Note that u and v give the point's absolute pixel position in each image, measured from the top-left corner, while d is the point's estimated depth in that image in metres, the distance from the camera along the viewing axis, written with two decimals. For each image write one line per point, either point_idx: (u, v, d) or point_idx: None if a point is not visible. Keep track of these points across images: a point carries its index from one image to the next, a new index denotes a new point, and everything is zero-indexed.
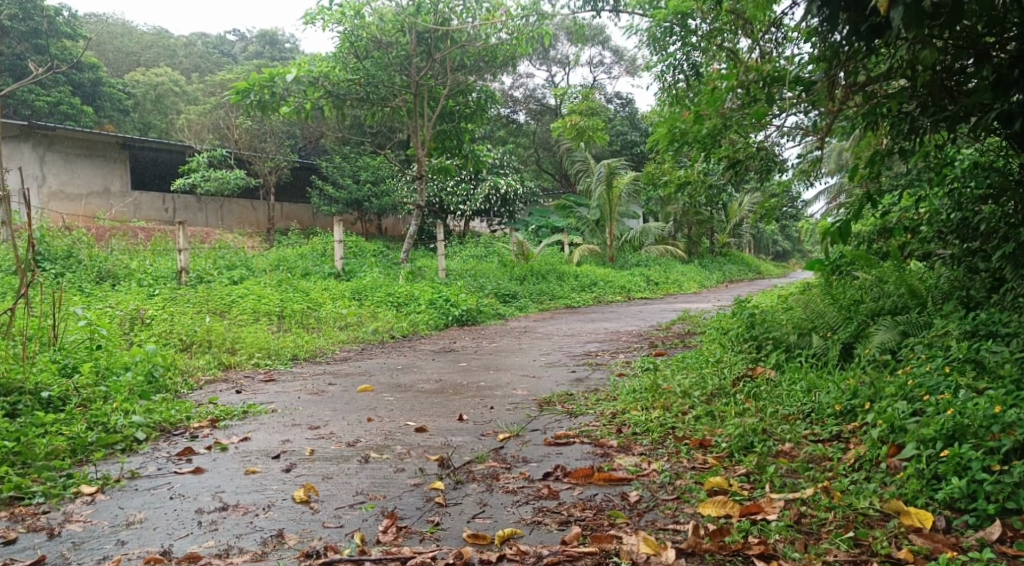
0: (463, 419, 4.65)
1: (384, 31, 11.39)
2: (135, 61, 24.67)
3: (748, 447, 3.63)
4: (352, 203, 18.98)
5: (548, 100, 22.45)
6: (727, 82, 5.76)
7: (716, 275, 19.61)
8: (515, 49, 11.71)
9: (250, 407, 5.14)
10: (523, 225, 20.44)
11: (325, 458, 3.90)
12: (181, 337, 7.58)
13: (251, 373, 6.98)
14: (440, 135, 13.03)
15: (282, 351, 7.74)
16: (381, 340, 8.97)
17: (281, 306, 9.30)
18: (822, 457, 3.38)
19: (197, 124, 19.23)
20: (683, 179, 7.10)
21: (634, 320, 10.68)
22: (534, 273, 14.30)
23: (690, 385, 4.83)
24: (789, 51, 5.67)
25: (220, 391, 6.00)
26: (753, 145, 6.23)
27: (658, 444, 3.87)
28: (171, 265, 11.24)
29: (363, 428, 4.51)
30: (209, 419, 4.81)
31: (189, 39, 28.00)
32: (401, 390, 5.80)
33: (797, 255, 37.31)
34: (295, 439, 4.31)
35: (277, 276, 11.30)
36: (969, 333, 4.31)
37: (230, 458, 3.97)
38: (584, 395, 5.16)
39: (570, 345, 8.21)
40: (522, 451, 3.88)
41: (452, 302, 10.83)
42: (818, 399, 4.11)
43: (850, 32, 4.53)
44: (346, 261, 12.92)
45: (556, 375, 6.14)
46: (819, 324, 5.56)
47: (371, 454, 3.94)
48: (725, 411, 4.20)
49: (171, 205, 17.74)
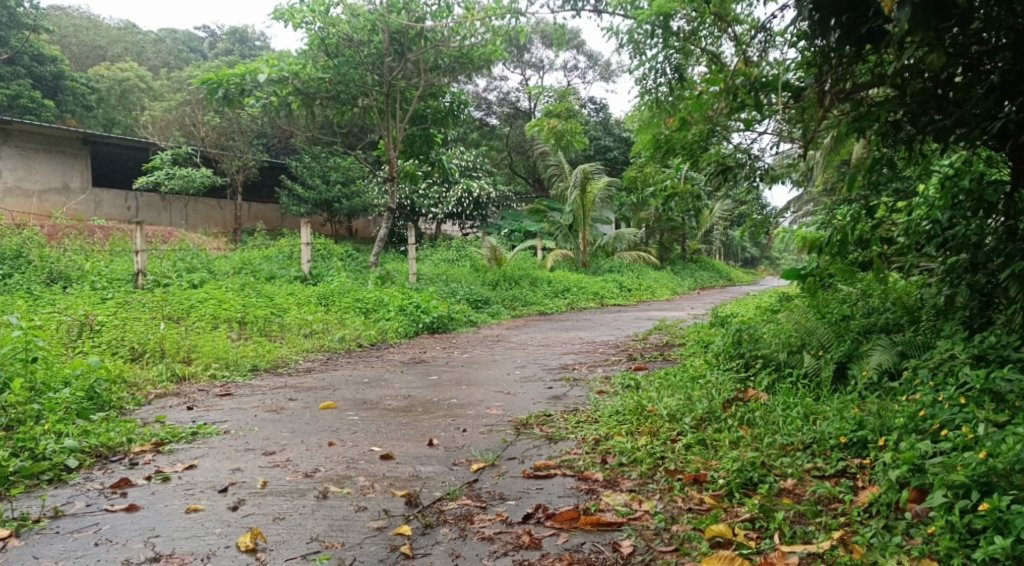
0: (434, 444, 4.27)
1: (356, 29, 10.90)
2: (102, 56, 23.84)
3: (747, 484, 3.32)
4: (321, 203, 18.55)
5: (521, 103, 21.99)
6: (714, 86, 5.39)
7: (688, 283, 19.40)
8: (491, 51, 11.36)
9: (200, 428, 4.69)
10: (495, 228, 20.10)
11: (277, 493, 3.49)
12: (132, 345, 7.11)
13: (206, 386, 6.51)
14: (410, 138, 12.69)
15: (241, 361, 7.27)
16: (347, 349, 8.53)
17: (242, 312, 8.82)
18: (830, 498, 3.10)
19: (161, 120, 18.44)
20: (669, 190, 6.67)
21: (609, 329, 10.34)
22: (507, 279, 13.92)
23: (678, 407, 4.48)
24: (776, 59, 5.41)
25: (170, 407, 5.55)
26: (725, 151, 5.87)
27: (648, 478, 3.53)
28: (127, 266, 10.70)
29: (322, 455, 4.09)
30: (152, 442, 4.36)
31: (157, 35, 27.25)
32: (367, 408, 5.41)
33: (766, 262, 37.23)
34: (246, 468, 3.88)
35: (240, 279, 10.79)
36: (974, 359, 4.01)
37: (169, 492, 3.54)
38: (563, 417, 4.79)
39: (546, 357, 7.84)
40: (498, 486, 3.51)
41: (423, 308, 10.40)
42: (819, 427, 3.79)
43: (843, 36, 4.29)
44: (313, 264, 12.44)
45: (532, 392, 5.79)
46: (810, 341, 5.25)
47: (330, 487, 3.55)
48: (719, 440, 3.86)
49: (134, 202, 17.08)
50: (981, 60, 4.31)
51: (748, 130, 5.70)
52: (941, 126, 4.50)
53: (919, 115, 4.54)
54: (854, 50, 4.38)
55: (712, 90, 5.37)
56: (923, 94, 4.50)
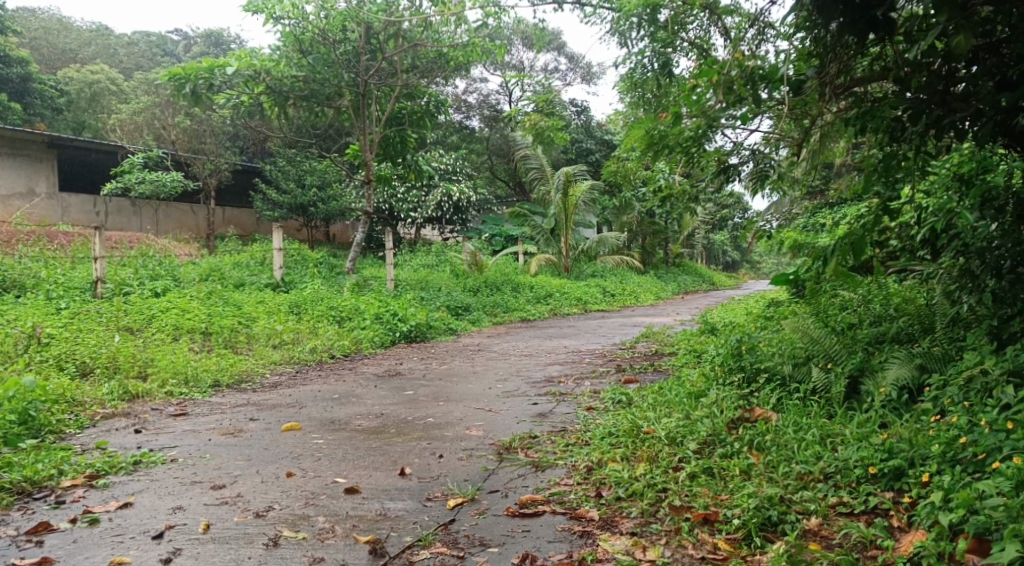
0: (406, 473, 3.79)
1: (329, 26, 10.33)
2: (72, 59, 23.09)
3: (766, 525, 2.91)
4: (296, 208, 17.96)
5: (502, 107, 21.51)
6: (700, 78, 4.69)
7: (672, 287, 19.09)
8: (471, 55, 10.91)
9: (143, 456, 4.16)
10: (476, 233, 19.64)
11: (221, 539, 3.02)
12: (82, 360, 6.56)
13: (161, 405, 5.95)
14: (385, 141, 12.09)
15: (202, 376, 6.71)
16: (319, 360, 8.01)
17: (207, 322, 8.27)
18: (865, 543, 2.75)
19: (130, 124, 17.50)
20: (663, 191, 5.83)
21: (594, 336, 9.91)
22: (488, 285, 13.47)
23: (677, 429, 4.03)
24: (768, 52, 4.70)
25: (116, 431, 5.01)
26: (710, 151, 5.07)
27: (650, 517, 3.10)
28: (86, 273, 10.07)
29: (279, 489, 3.60)
30: (85, 475, 3.84)
31: (132, 39, 26.53)
32: (334, 429, 4.91)
33: (746, 266, 36.89)
34: (189, 507, 3.38)
35: (206, 287, 10.22)
36: (1011, 375, 3.58)
37: (94, 539, 3.06)
38: (551, 439, 4.32)
39: (530, 368, 7.36)
40: (477, 528, 3.07)
41: (400, 316, 9.91)
42: (840, 453, 3.35)
43: (845, 24, 3.85)
44: (286, 270, 11.89)
45: (517, 408, 5.33)
46: (816, 353, 4.79)
47: (284, 531, 3.08)
48: (727, 469, 3.41)
49: (103, 208, 16.42)
50: (985, 53, 3.95)
51: (740, 124, 4.88)
52: (948, 123, 4.06)
53: (922, 112, 4.09)
54: (855, 41, 3.98)
55: (702, 82, 4.63)
56: (926, 89, 4.04)
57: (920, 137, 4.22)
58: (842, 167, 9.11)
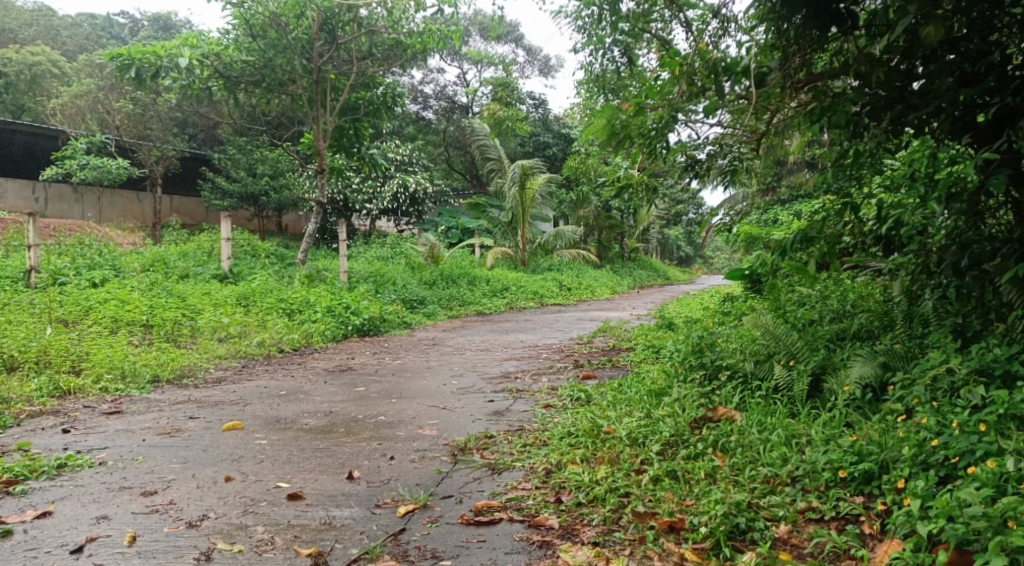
0: (354, 478, 3.56)
1: (281, 9, 9.95)
2: (11, 39, 22.00)
3: (734, 533, 2.78)
4: (247, 197, 17.46)
5: (459, 98, 20.91)
6: (664, 69, 4.58)
7: (627, 282, 19.04)
8: (427, 44, 10.62)
9: (69, 459, 3.86)
10: (432, 225, 19.31)
11: (147, 553, 2.78)
12: (8, 354, 6.14)
13: (94, 402, 5.60)
14: (339, 132, 11.72)
15: (140, 370, 6.34)
16: (266, 354, 7.70)
17: (148, 315, 7.88)
18: (837, 555, 2.64)
19: (71, 107, 16.21)
20: (621, 182, 5.51)
21: (552, 331, 9.73)
22: (444, 277, 13.20)
23: (640, 428, 3.88)
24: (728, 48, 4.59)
25: (42, 431, 4.67)
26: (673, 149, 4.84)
27: (613, 525, 2.94)
28: (19, 262, 9.53)
29: (216, 495, 3.35)
30: (2, 481, 3.52)
31: (75, 21, 25.43)
32: (280, 427, 4.66)
33: (700, 261, 37.16)
34: (115, 517, 3.11)
35: (148, 277, 9.76)
36: (978, 374, 3.51)
37: (5, 555, 2.78)
38: (507, 439, 4.14)
39: (486, 363, 7.16)
40: (430, 538, 2.88)
41: (353, 309, 9.62)
42: (808, 455, 3.23)
43: (810, 17, 3.71)
44: (235, 261, 11.47)
45: (473, 406, 5.13)
46: (778, 349, 4.66)
47: (217, 543, 2.85)
48: (692, 472, 3.26)
49: (43, 194, 15.74)
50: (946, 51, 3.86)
51: (699, 119, 4.73)
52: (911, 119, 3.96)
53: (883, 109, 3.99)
54: (819, 35, 3.85)
55: (666, 73, 4.53)
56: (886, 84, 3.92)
57: (883, 134, 4.13)
58: (799, 163, 9.10)
